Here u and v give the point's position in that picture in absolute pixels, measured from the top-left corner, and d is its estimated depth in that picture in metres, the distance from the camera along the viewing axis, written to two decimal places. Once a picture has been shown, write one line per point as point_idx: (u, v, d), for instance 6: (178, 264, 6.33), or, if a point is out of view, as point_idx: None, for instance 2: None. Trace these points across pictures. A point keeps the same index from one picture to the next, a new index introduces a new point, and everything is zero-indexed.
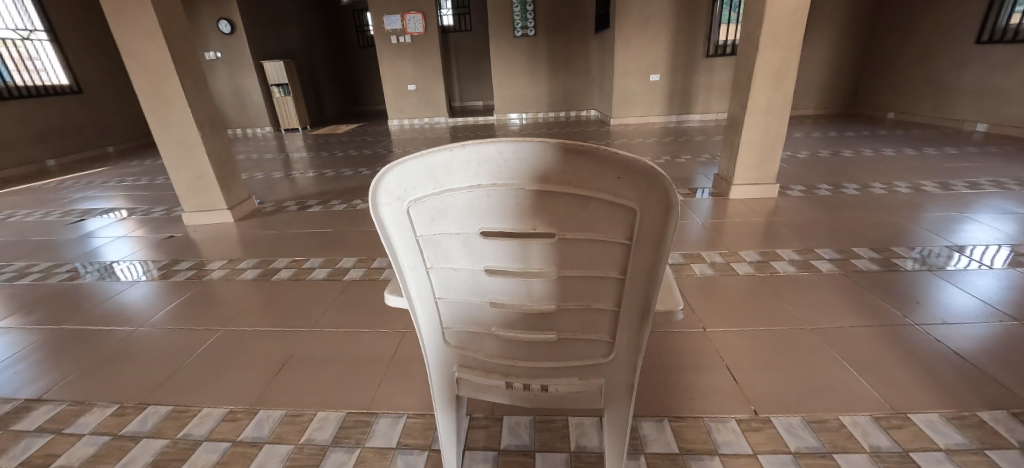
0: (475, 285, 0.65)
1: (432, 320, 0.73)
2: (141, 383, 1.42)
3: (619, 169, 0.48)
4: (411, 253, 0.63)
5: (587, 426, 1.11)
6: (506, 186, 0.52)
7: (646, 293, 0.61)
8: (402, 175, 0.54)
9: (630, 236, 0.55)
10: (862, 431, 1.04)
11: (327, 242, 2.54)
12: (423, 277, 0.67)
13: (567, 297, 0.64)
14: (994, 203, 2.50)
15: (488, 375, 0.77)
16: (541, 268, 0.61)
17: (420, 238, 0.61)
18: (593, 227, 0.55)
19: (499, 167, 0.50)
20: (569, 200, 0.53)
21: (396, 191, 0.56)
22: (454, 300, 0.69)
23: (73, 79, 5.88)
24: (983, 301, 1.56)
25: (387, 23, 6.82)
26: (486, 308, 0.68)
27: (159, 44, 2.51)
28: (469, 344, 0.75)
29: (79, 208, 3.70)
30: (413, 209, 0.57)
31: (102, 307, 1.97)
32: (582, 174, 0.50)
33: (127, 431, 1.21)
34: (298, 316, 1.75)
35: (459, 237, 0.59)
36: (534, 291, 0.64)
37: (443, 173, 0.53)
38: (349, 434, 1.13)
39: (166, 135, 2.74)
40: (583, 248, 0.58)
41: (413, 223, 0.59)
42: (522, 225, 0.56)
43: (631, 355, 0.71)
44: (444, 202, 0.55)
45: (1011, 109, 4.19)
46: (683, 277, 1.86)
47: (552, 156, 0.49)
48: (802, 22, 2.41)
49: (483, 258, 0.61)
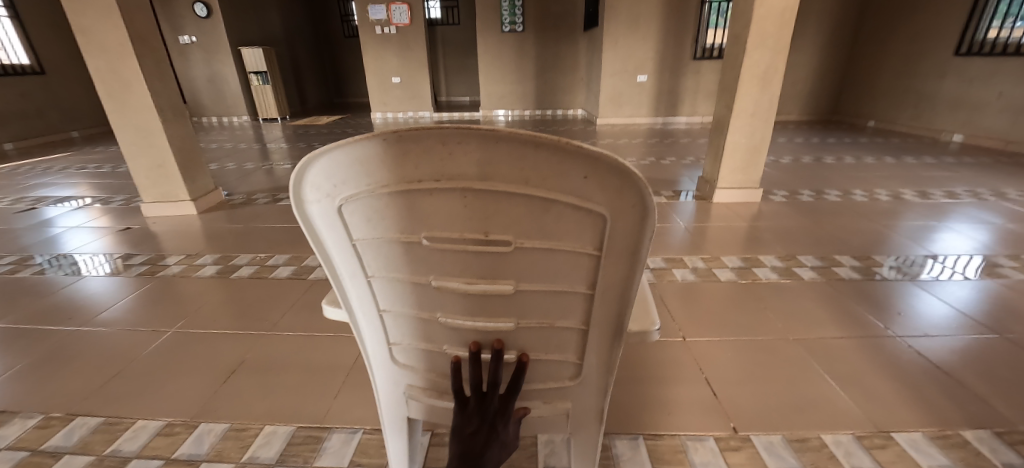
0: (422, 297, 0.57)
1: (377, 335, 0.64)
2: (74, 390, 1.29)
3: (586, 167, 0.40)
4: (348, 260, 0.55)
5: (557, 444, 1.03)
6: (462, 197, 0.44)
7: (619, 305, 0.54)
8: (327, 168, 0.44)
9: (600, 247, 0.47)
10: (844, 451, 0.99)
11: (295, 238, 2.41)
12: (364, 287, 0.58)
13: (528, 313, 0.56)
14: (969, 213, 2.53)
15: (441, 397, 0.68)
16: (499, 282, 0.52)
17: (357, 243, 0.52)
18: (555, 240, 0.47)
19: (441, 161, 0.42)
20: (528, 205, 0.44)
21: (324, 186, 0.47)
22: (401, 313, 0.60)
23: (35, 59, 5.56)
24: (960, 312, 1.55)
25: (372, 13, 6.64)
26: (435, 322, 0.59)
27: (116, 22, 2.34)
28: (421, 362, 0.66)
29: (33, 195, 3.47)
30: (345, 207, 0.48)
31: (44, 302, 1.82)
32: (542, 170, 0.41)
33: (49, 446, 1.08)
34: (258, 317, 1.63)
35: (402, 242, 0.51)
36: (490, 305, 0.55)
37: (374, 166, 0.43)
38: (298, 451, 1.03)
39: (124, 121, 2.57)
40: (545, 258, 0.50)
41: (347, 226, 0.50)
42: (473, 231, 0.48)
43: (600, 375, 0.64)
44: (380, 202, 0.46)
45: (986, 120, 4.29)
46: (664, 283, 1.79)
47: (505, 150, 0.40)
48: (790, 24, 2.37)
49: (426, 270, 0.53)
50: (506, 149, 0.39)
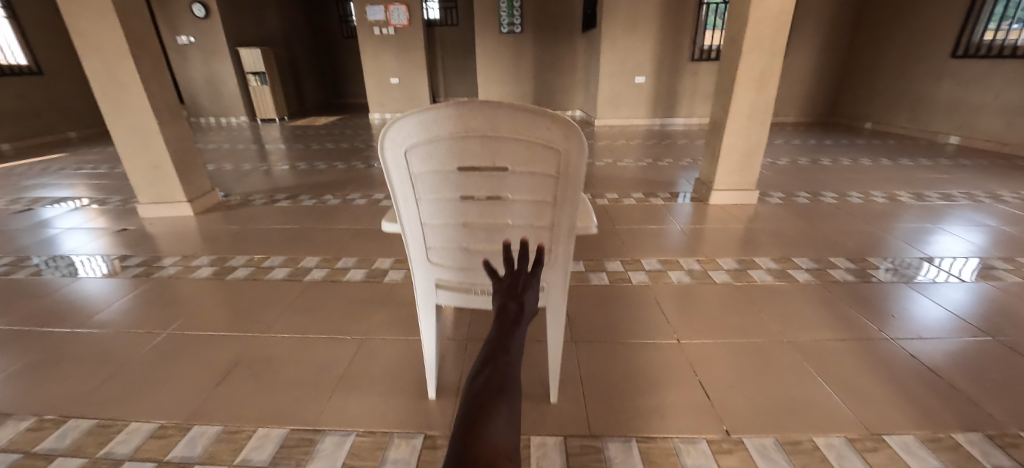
0: (451, 212, 0.89)
1: (418, 245, 0.96)
2: (68, 392, 1.28)
3: (547, 120, 0.75)
4: (405, 188, 0.87)
5: (549, 446, 1.03)
6: (487, 142, 0.79)
7: (572, 213, 0.86)
8: (404, 124, 0.79)
9: (558, 171, 0.81)
10: (836, 454, 0.99)
11: (291, 239, 2.41)
12: (413, 207, 0.90)
13: (517, 222, 0.88)
14: (965, 215, 2.53)
15: (459, 290, 1.00)
16: (499, 197, 0.85)
17: (412, 175, 0.85)
18: (540, 168, 0.81)
19: (469, 119, 0.77)
20: (515, 145, 0.79)
21: (399, 137, 0.81)
22: (435, 225, 0.92)
23: (32, 59, 5.56)
24: (954, 315, 1.55)
25: (370, 14, 6.64)
26: (458, 230, 0.91)
27: (112, 23, 2.34)
28: (446, 265, 0.98)
29: (30, 196, 3.46)
30: (409, 150, 0.82)
31: (40, 303, 1.82)
32: (524, 123, 0.76)
33: (41, 448, 1.08)
34: (253, 319, 1.63)
35: (441, 173, 0.84)
36: (493, 214, 0.88)
37: (431, 123, 0.78)
38: (291, 454, 1.03)
39: (120, 122, 2.57)
40: (527, 181, 0.83)
41: (407, 163, 0.84)
42: (484, 163, 0.81)
43: (565, 270, 0.96)
44: (430, 146, 0.81)
45: (983, 122, 4.31)
46: (659, 285, 1.80)
47: (504, 113, 0.75)
48: (786, 27, 2.38)
49: (455, 191, 0.86)
50: (514, 111, 0.75)
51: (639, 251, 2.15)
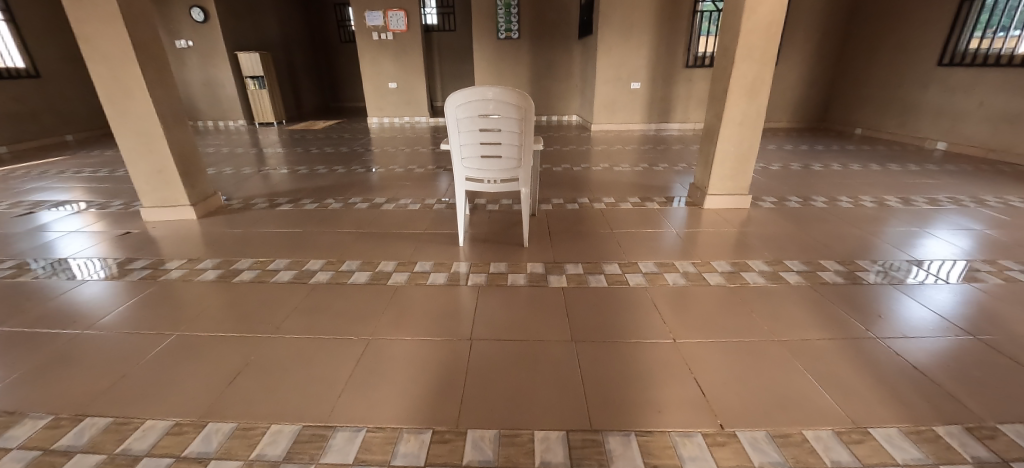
0: (474, 135, 2.04)
1: (459, 154, 2.09)
2: (82, 391, 1.32)
3: (516, 93, 1.94)
4: (455, 125, 2.02)
5: (553, 440, 1.08)
6: (492, 105, 1.96)
7: (526, 135, 2.05)
8: (458, 96, 1.94)
9: (520, 115, 1.98)
10: (823, 445, 1.05)
11: (294, 243, 2.45)
12: (457, 135, 2.04)
13: (502, 141, 2.04)
14: (951, 220, 2.62)
15: (476, 176, 2.13)
16: (495, 128, 2.01)
17: (458, 119, 2.00)
18: (512, 115, 1.99)
19: (484, 94, 1.93)
20: (503, 105, 1.96)
21: (455, 101, 1.96)
22: (467, 142, 2.06)
23: (30, 62, 5.56)
24: (938, 315, 1.62)
25: (369, 20, 6.70)
26: (478, 144, 2.06)
27: (119, 31, 2.38)
28: (471, 165, 2.11)
29: (30, 200, 3.46)
30: (459, 106, 1.97)
31: (50, 305, 1.85)
32: (507, 95, 1.94)
33: (60, 445, 1.12)
34: (261, 321, 1.67)
35: (471, 117, 1.99)
36: (493, 136, 2.03)
37: (468, 95, 1.94)
38: (304, 449, 1.07)
39: (125, 127, 2.60)
40: (507, 121, 2.00)
41: (457, 113, 1.99)
42: (489, 113, 1.97)
43: (525, 164, 2.11)
44: (468, 105, 1.96)
45: (969, 128, 4.43)
46: (656, 287, 1.85)
47: (497, 91, 1.93)
48: (776, 37, 2.46)
49: (477, 125, 2.01)
50: (503, 93, 1.93)
51: (635, 254, 2.21)
